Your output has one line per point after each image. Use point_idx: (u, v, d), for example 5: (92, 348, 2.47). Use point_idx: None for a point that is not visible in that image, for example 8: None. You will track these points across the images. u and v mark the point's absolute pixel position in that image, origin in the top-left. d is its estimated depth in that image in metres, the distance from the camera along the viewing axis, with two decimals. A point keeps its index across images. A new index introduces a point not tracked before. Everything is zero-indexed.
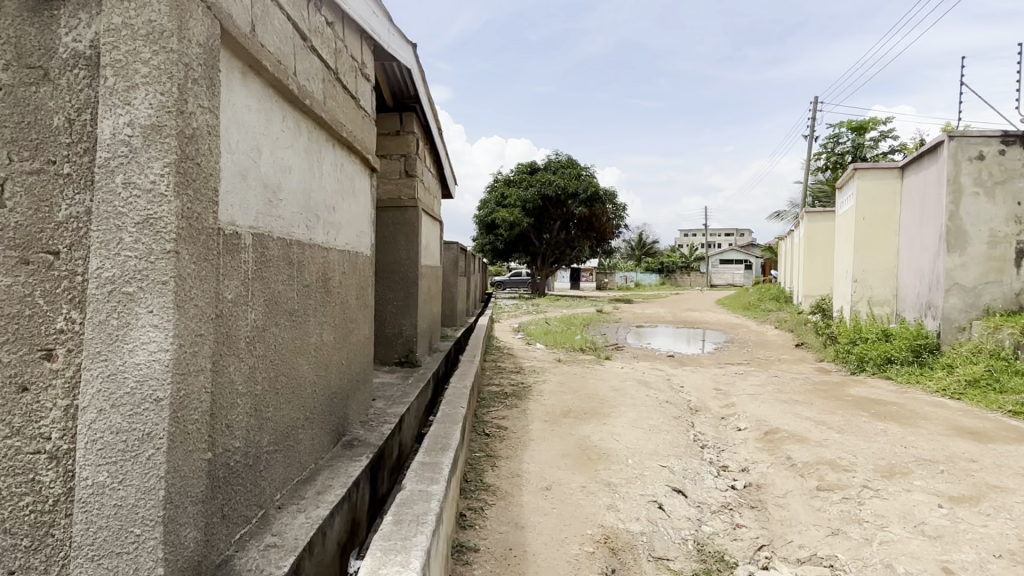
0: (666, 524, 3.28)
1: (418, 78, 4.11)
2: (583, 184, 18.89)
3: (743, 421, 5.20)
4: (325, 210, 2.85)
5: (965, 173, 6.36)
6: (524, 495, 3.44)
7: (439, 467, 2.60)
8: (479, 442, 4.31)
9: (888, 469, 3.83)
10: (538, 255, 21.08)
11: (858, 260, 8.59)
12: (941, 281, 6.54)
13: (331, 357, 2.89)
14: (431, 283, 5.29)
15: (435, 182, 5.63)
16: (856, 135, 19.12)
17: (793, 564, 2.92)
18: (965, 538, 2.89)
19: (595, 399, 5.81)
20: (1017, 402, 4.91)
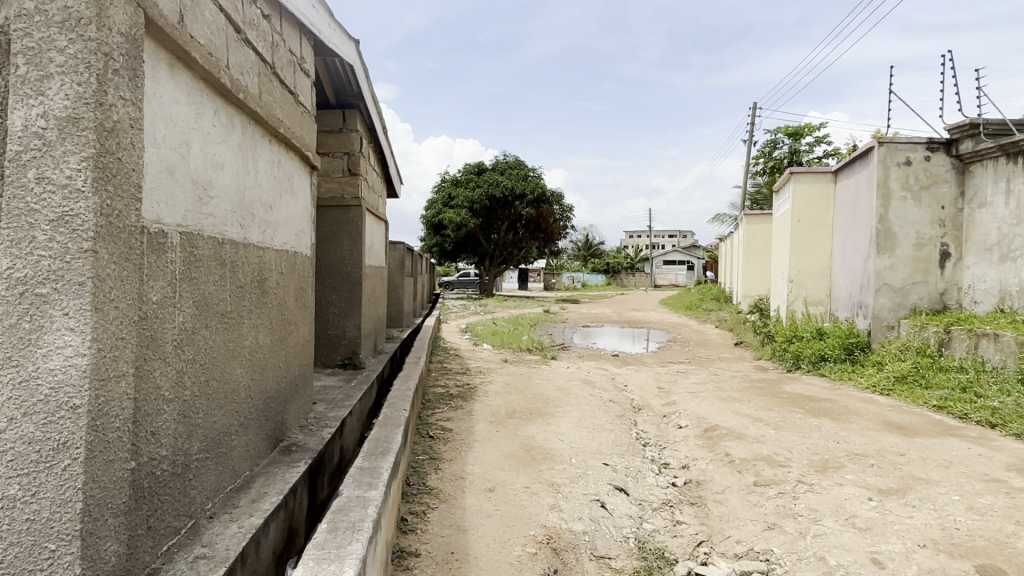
0: (608, 523, 3.29)
1: (360, 74, 4.04)
2: (529, 185, 18.94)
3: (684, 419, 5.29)
4: (261, 208, 2.76)
5: (893, 178, 6.61)
6: (467, 498, 3.40)
7: (378, 471, 2.54)
8: (423, 444, 4.26)
9: (822, 463, 3.95)
10: (486, 255, 21.07)
11: (794, 261, 8.88)
12: (871, 282, 6.80)
13: (267, 360, 2.80)
14: (376, 284, 5.20)
15: (380, 182, 5.55)
16: (792, 141, 19.76)
17: (731, 559, 2.98)
18: (893, 530, 2.99)
19: (540, 400, 5.82)
20: (940, 397, 5.13)
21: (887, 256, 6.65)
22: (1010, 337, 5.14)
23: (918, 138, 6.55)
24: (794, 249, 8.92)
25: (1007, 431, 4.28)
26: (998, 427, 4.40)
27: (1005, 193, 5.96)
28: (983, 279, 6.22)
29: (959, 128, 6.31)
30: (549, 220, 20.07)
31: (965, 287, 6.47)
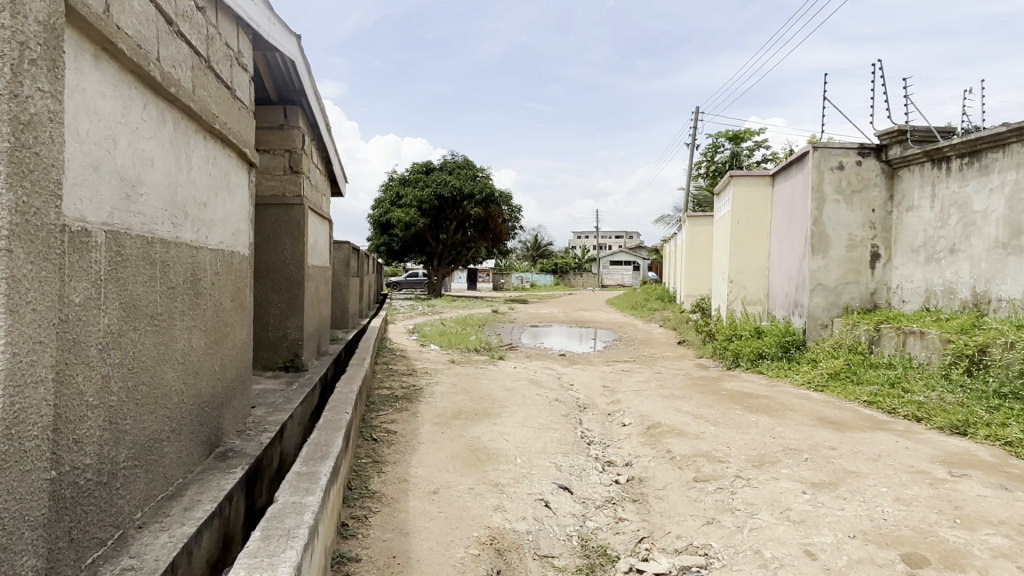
0: (552, 522, 3.30)
1: (303, 70, 3.96)
2: (478, 185, 18.92)
3: (628, 417, 5.37)
4: (194, 206, 2.67)
5: (827, 182, 6.84)
6: (410, 501, 3.36)
7: (316, 476, 2.48)
8: (366, 447, 4.19)
9: (759, 458, 4.06)
10: (434, 255, 20.95)
11: (734, 261, 9.11)
12: (806, 282, 7.04)
13: (201, 363, 2.70)
14: (319, 284, 5.10)
15: (323, 180, 5.44)
16: (733, 145, 20.31)
17: (671, 554, 3.03)
18: (825, 522, 3.08)
19: (486, 400, 5.81)
20: (870, 393, 5.34)
21: (821, 257, 6.89)
22: (935, 334, 5.38)
23: (851, 143, 6.81)
24: (734, 249, 9.15)
25: (932, 425, 4.48)
26: (924, 421, 4.60)
27: (930, 198, 6.24)
28: (910, 279, 6.50)
29: (889, 134, 6.58)
30: (497, 220, 20.07)
31: (893, 287, 6.75)
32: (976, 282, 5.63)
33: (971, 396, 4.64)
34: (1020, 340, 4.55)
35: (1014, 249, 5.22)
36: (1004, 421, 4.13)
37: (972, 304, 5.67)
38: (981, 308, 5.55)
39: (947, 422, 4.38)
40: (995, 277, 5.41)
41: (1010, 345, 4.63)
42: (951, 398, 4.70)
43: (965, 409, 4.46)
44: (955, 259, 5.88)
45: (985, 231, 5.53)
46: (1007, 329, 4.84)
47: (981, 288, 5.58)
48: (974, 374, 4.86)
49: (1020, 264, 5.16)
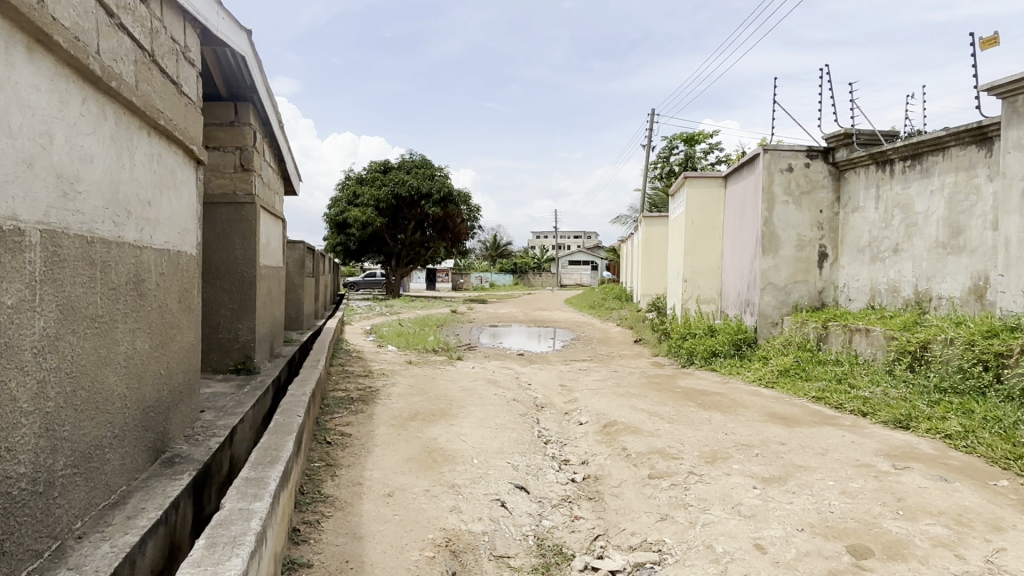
0: (508, 522, 3.30)
1: (254, 66, 3.87)
2: (436, 184, 18.81)
3: (584, 416, 5.41)
4: (138, 204, 2.58)
5: (777, 184, 7.01)
6: (364, 504, 3.32)
7: (264, 482, 2.42)
8: (320, 450, 4.12)
9: (711, 454, 4.13)
10: (392, 255, 20.76)
11: (688, 261, 9.26)
12: (757, 281, 7.20)
13: (145, 368, 2.61)
14: (272, 284, 4.99)
15: (276, 178, 5.34)
16: (688, 146, 20.66)
17: (625, 551, 3.06)
18: (774, 516, 3.15)
19: (443, 400, 5.78)
20: (818, 389, 5.48)
21: (771, 257, 7.05)
22: (879, 332, 5.56)
23: (799, 146, 6.99)
24: (689, 249, 9.30)
25: (876, 419, 4.61)
26: (869, 415, 4.74)
27: (875, 199, 6.44)
28: (856, 278, 6.71)
29: (836, 138, 6.78)
30: (456, 220, 20.06)
31: (840, 286, 6.96)
32: (918, 281, 5.83)
33: (913, 390, 4.80)
34: (958, 336, 4.73)
35: (953, 249, 5.43)
36: (944, 414, 4.27)
37: (914, 302, 5.87)
38: (923, 306, 5.75)
39: (891, 417, 4.52)
40: (936, 276, 5.62)
41: (950, 341, 4.80)
42: (895, 393, 4.85)
43: (908, 403, 4.61)
44: (899, 259, 6.08)
45: (927, 232, 5.73)
46: (946, 326, 5.02)
47: (922, 287, 5.78)
48: (916, 369, 5.02)
49: (959, 263, 5.36)
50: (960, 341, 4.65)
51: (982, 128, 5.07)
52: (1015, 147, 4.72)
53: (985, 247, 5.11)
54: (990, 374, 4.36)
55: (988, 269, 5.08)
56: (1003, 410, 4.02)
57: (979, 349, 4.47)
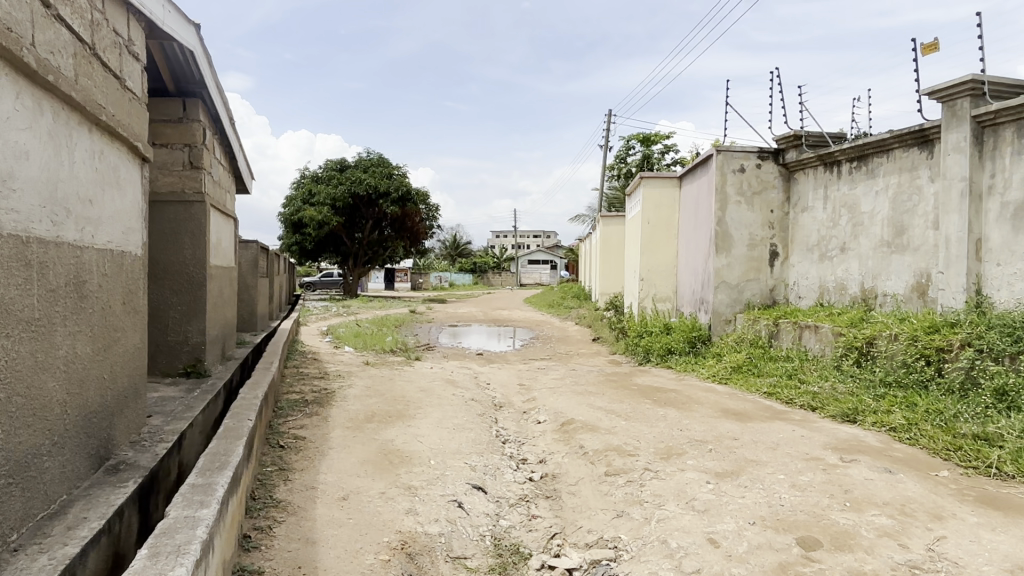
0: (464, 523, 3.28)
1: (202, 61, 3.77)
2: (394, 184, 18.66)
3: (543, 414, 5.43)
4: (79, 203, 2.48)
5: (729, 184, 7.12)
6: (317, 508, 3.26)
7: (212, 488, 2.36)
8: (272, 454, 4.04)
9: (667, 451, 4.18)
10: (349, 255, 20.50)
11: (645, 260, 9.38)
12: (711, 280, 7.32)
13: (87, 372, 2.52)
14: (222, 285, 4.86)
15: (227, 175, 5.21)
16: (644, 147, 20.95)
17: (582, 549, 3.07)
18: (727, 510, 3.21)
19: (401, 401, 5.73)
20: (770, 384, 5.61)
21: (724, 255, 7.18)
22: (828, 328, 5.72)
23: (750, 147, 7.15)
24: (645, 249, 9.42)
25: (825, 414, 4.74)
26: (818, 409, 4.87)
27: (823, 200, 6.62)
28: (806, 277, 6.89)
29: (786, 139, 6.95)
30: (415, 219, 19.96)
31: (790, 284, 7.15)
32: (864, 279, 6.02)
33: (860, 384, 4.94)
34: (901, 333, 4.89)
35: (897, 247, 5.61)
36: (889, 408, 4.41)
37: (861, 299, 6.05)
38: (869, 303, 5.94)
39: (838, 411, 4.64)
40: (881, 274, 5.80)
41: (894, 337, 4.96)
42: (842, 387, 4.98)
43: (855, 397, 4.74)
44: (846, 257, 6.26)
45: (873, 231, 5.91)
46: (891, 323, 5.19)
47: (868, 285, 5.97)
48: (863, 364, 5.18)
49: (903, 262, 5.55)
50: (904, 336, 4.81)
51: (924, 131, 5.25)
52: (954, 149, 4.90)
53: (927, 245, 5.29)
54: (931, 368, 4.51)
55: (930, 267, 5.26)
56: (944, 403, 4.17)
57: (921, 344, 4.62)
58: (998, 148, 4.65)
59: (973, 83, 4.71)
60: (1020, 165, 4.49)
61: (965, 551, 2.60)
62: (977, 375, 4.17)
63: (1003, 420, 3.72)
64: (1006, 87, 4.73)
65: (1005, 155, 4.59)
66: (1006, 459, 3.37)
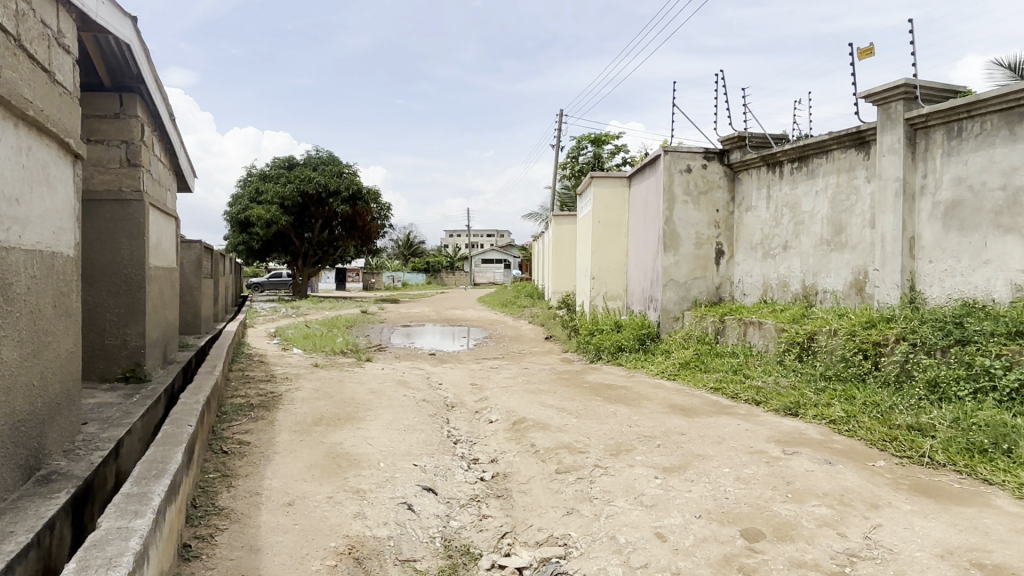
0: (414, 525, 3.25)
1: (140, 55, 3.64)
2: (344, 182, 18.40)
3: (495, 414, 5.42)
4: (4, 202, 2.36)
5: (677, 184, 7.24)
6: (262, 515, 3.18)
7: (148, 497, 2.28)
8: (215, 461, 3.92)
9: (616, 447, 4.23)
10: (298, 255, 20.10)
11: (595, 259, 9.48)
12: (660, 278, 7.42)
13: (13, 379, 2.39)
14: (164, 287, 4.70)
15: (168, 173, 5.03)
16: (596, 147, 21.16)
17: (532, 547, 3.08)
18: (673, 504, 3.26)
19: (351, 403, 5.65)
20: (716, 379, 5.73)
21: (672, 254, 7.30)
22: (771, 325, 5.88)
23: (697, 148, 7.29)
24: (596, 248, 9.52)
25: (769, 408, 4.86)
26: (762, 403, 4.99)
27: (766, 199, 6.80)
28: (750, 274, 7.08)
29: (731, 140, 7.12)
30: (366, 218, 19.73)
31: (736, 282, 7.34)
32: (806, 276, 6.20)
33: (802, 378, 5.09)
34: (840, 328, 5.06)
35: (836, 245, 5.80)
36: (829, 401, 4.55)
37: (802, 296, 6.24)
38: (810, 299, 6.13)
39: (781, 404, 4.77)
40: (821, 271, 5.99)
41: (833, 332, 5.13)
42: (785, 381, 5.12)
43: (797, 391, 4.88)
44: (788, 255, 6.45)
45: (813, 230, 6.10)
46: (830, 319, 5.36)
47: (809, 282, 6.16)
48: (804, 358, 5.34)
49: (841, 259, 5.74)
50: (843, 331, 4.98)
51: (861, 133, 5.44)
52: (889, 151, 5.09)
53: (864, 244, 5.49)
54: (868, 362, 4.68)
55: (866, 264, 5.46)
56: (880, 395, 4.33)
57: (859, 339, 4.79)
58: (930, 149, 4.85)
59: (906, 87, 4.90)
60: (950, 165, 4.69)
61: (899, 538, 2.70)
62: (911, 367, 4.34)
63: (934, 411, 3.88)
64: (936, 92, 4.93)
65: (936, 157, 4.79)
66: (938, 449, 3.52)
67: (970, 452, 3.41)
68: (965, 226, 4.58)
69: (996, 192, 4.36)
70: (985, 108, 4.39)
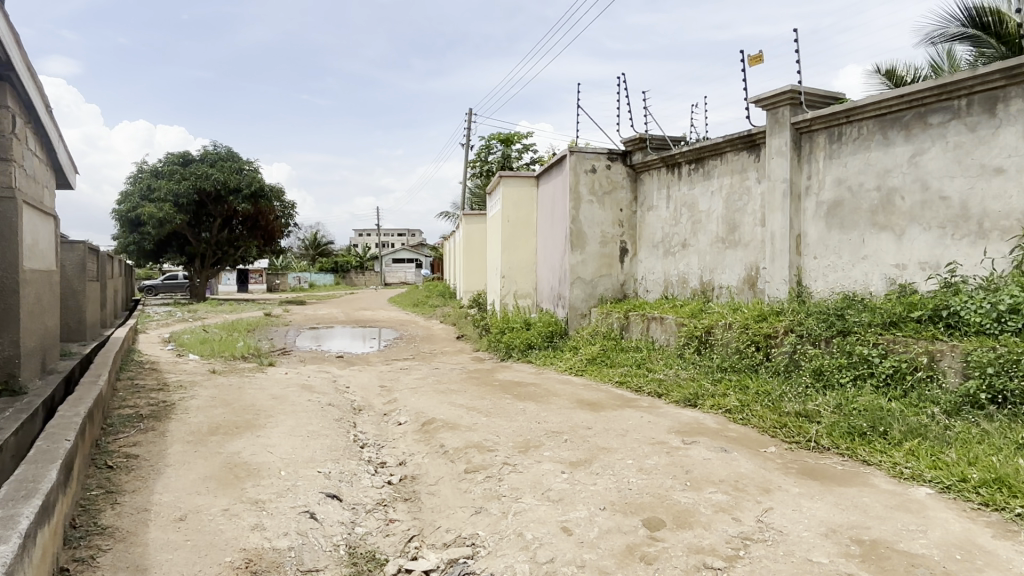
0: (317, 533, 3.15)
1: (9, 40, 3.33)
2: (245, 179, 17.62)
3: (403, 416, 5.35)
4: None
5: (582, 184, 7.38)
6: (151, 532, 3.00)
7: (14, 521, 2.08)
8: (98, 477, 3.66)
9: (524, 444, 4.27)
10: (196, 257, 19.05)
11: (504, 258, 9.53)
12: (567, 276, 7.53)
13: None
14: (40, 291, 4.34)
15: (44, 168, 4.63)
16: (504, 146, 21.27)
17: (439, 549, 3.04)
18: (580, 498, 3.31)
19: (251, 410, 5.41)
20: (621, 373, 5.88)
21: (579, 253, 7.43)
22: (671, 319, 6.09)
23: (601, 149, 7.46)
24: (506, 247, 9.58)
25: (669, 400, 5.03)
26: (663, 395, 5.16)
27: (666, 199, 7.05)
28: (653, 271, 7.32)
29: (633, 141, 7.33)
30: (268, 216, 18.98)
31: (639, 279, 7.58)
32: (703, 273, 6.48)
33: (699, 370, 5.30)
34: (734, 322, 5.31)
35: (731, 243, 6.09)
36: (725, 391, 4.76)
37: (700, 292, 6.51)
38: (707, 295, 6.40)
39: (681, 396, 4.95)
40: (717, 268, 6.27)
41: (728, 326, 5.38)
42: (684, 373, 5.31)
43: (696, 382, 5.08)
44: (687, 253, 6.71)
45: (709, 229, 6.37)
46: (725, 313, 5.62)
47: (706, 278, 6.43)
48: (702, 351, 5.56)
49: (735, 256, 6.03)
50: (737, 325, 5.23)
51: (751, 136, 5.72)
52: (777, 153, 5.38)
53: (755, 241, 5.79)
54: (760, 354, 4.93)
55: (757, 261, 5.76)
56: (771, 384, 4.58)
57: (752, 331, 5.04)
58: (813, 152, 5.17)
59: (791, 93, 5.19)
60: (831, 167, 5.02)
61: (788, 520, 2.86)
62: (798, 358, 4.62)
63: (820, 398, 4.14)
64: (819, 98, 5.25)
65: (818, 159, 5.12)
66: (823, 433, 3.75)
67: (851, 435, 3.64)
68: (845, 224, 4.91)
69: (872, 192, 4.70)
70: (862, 114, 4.71)
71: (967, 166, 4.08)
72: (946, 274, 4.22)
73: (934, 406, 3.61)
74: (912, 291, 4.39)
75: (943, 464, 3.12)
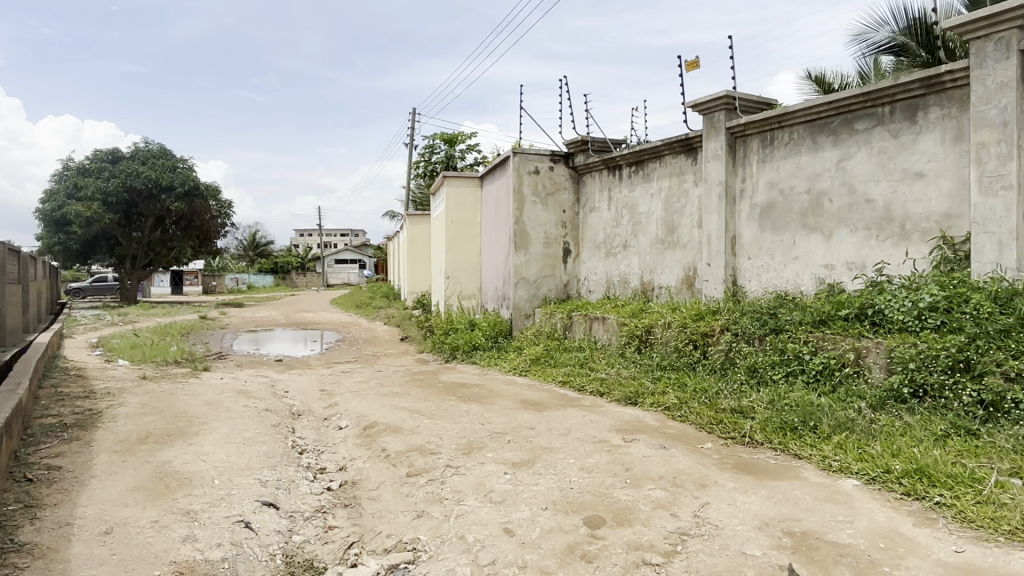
0: (252, 543, 3.07)
1: None
2: (178, 177, 17.00)
3: (344, 420, 5.26)
4: None
5: (526, 185, 7.41)
6: (73, 547, 2.86)
7: None
8: (16, 491, 3.47)
9: (467, 445, 4.25)
10: (126, 258, 18.31)
11: (448, 259, 9.49)
12: (511, 276, 7.55)
13: None
14: None
15: None
16: (448, 146, 21.16)
17: (380, 555, 3.00)
18: (521, 499, 3.32)
19: (184, 417, 5.22)
20: (564, 373, 5.93)
21: (522, 253, 7.46)
22: (613, 319, 6.18)
23: (544, 151, 7.51)
24: (450, 248, 9.53)
25: (611, 398, 5.10)
26: (605, 394, 5.23)
27: (607, 200, 7.15)
28: (595, 272, 7.42)
29: (575, 144, 7.41)
30: (204, 216, 18.36)
31: (582, 279, 7.66)
32: (643, 273, 6.59)
33: (641, 368, 5.39)
34: (673, 321, 5.42)
35: (670, 244, 6.22)
36: (664, 389, 4.86)
37: (640, 292, 6.63)
38: (647, 295, 6.52)
39: (623, 394, 5.02)
40: (657, 268, 6.39)
41: (667, 325, 5.49)
42: (625, 372, 5.40)
43: (637, 381, 5.16)
44: (628, 254, 6.82)
45: (649, 230, 6.49)
46: (665, 312, 5.73)
47: (647, 278, 6.55)
48: (643, 350, 5.66)
49: (674, 257, 6.16)
50: (676, 324, 5.35)
51: (689, 140, 5.85)
52: (713, 156, 5.52)
53: (693, 243, 5.93)
54: (698, 352, 5.05)
55: (695, 261, 5.90)
56: (708, 382, 4.70)
57: (690, 330, 5.16)
58: (748, 156, 5.33)
59: (726, 99, 5.34)
60: (764, 171, 5.18)
61: (723, 514, 2.94)
62: (734, 355, 4.75)
63: (754, 394, 4.26)
64: (753, 103, 5.41)
65: (752, 163, 5.28)
66: (757, 429, 3.86)
67: (784, 430, 3.77)
68: (778, 226, 5.08)
69: (803, 195, 4.87)
70: (793, 120, 4.88)
71: (890, 171, 4.27)
72: (872, 274, 4.41)
73: (861, 401, 3.76)
74: (840, 290, 4.57)
75: (869, 456, 3.26)
